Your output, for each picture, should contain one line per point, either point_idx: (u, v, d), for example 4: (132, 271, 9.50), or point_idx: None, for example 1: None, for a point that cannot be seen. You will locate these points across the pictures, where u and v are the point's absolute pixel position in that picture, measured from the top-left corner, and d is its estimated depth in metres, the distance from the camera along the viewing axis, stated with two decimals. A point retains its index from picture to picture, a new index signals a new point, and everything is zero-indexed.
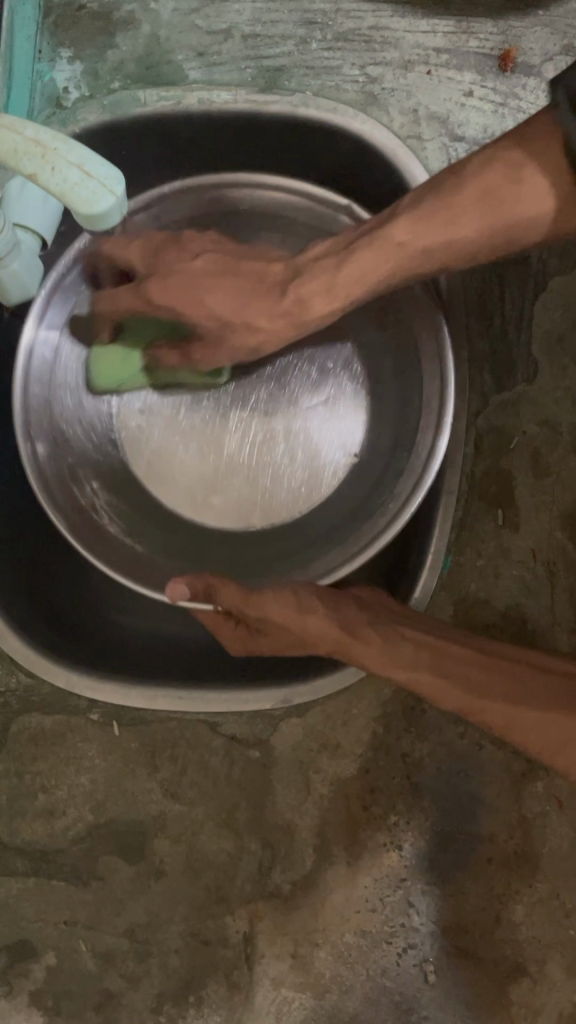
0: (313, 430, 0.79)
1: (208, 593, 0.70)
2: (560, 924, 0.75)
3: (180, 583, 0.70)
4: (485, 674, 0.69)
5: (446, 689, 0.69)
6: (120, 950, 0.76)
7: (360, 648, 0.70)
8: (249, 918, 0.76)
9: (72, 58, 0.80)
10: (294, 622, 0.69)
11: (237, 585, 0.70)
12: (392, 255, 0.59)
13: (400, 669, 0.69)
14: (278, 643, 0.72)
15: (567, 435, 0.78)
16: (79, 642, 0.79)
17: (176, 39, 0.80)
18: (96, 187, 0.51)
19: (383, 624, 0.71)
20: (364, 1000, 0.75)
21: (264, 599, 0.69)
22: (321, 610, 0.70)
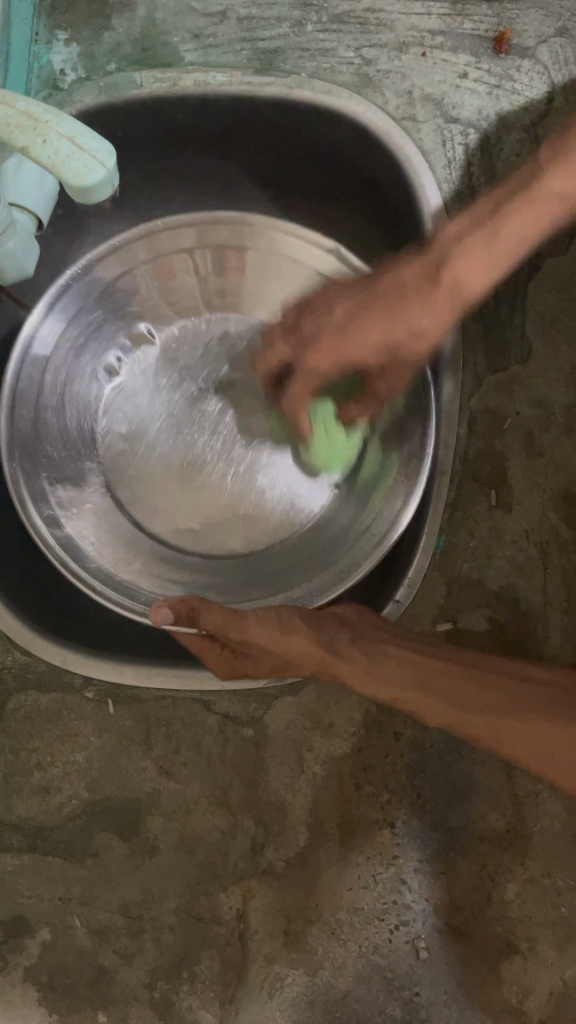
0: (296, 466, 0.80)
1: (191, 615, 0.70)
2: (552, 902, 0.76)
3: (164, 605, 0.70)
4: (465, 684, 0.70)
5: (431, 706, 0.69)
6: (114, 926, 0.77)
7: (344, 668, 0.70)
8: (242, 895, 0.77)
9: (68, 40, 0.81)
10: (276, 643, 0.68)
11: (222, 610, 0.69)
12: (451, 303, 0.60)
13: (383, 686, 0.70)
14: (262, 666, 0.71)
15: (560, 416, 0.78)
16: (72, 622, 0.80)
17: (172, 21, 0.81)
18: (86, 160, 0.52)
19: (367, 638, 0.71)
20: (356, 977, 0.76)
21: (246, 623, 0.68)
22: (304, 629, 0.69)
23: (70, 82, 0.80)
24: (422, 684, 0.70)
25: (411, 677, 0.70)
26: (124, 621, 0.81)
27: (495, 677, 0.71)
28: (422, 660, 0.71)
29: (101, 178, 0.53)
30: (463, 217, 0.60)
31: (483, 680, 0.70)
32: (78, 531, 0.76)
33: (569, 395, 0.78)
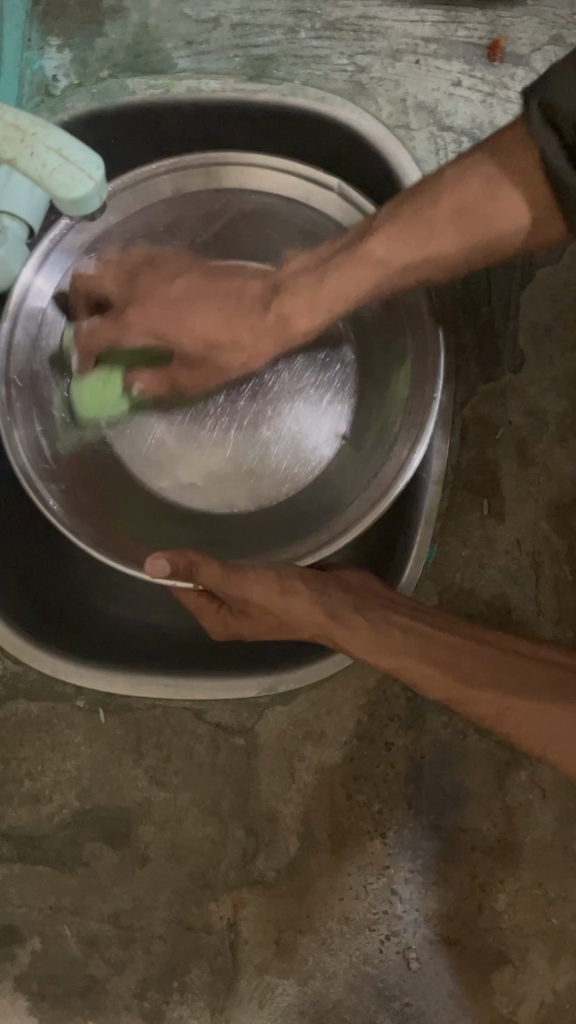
0: (300, 415, 0.80)
1: (188, 570, 0.70)
2: (543, 913, 0.75)
3: (160, 560, 0.69)
4: (471, 661, 0.68)
5: (432, 675, 0.68)
6: (105, 936, 0.77)
7: (346, 633, 0.70)
8: (233, 905, 0.77)
9: (60, 46, 0.81)
10: (275, 603, 0.69)
11: (220, 565, 0.70)
12: (375, 269, 0.61)
13: (387, 655, 0.69)
14: (260, 627, 0.72)
15: (552, 425, 0.78)
16: (67, 630, 0.80)
17: (164, 27, 0.80)
18: (74, 171, 0.52)
19: (367, 608, 0.70)
20: (347, 987, 0.75)
21: (246, 580, 0.69)
22: (305, 593, 0.69)
23: (62, 89, 0.80)
24: (427, 655, 0.68)
25: (414, 650, 0.69)
26: (116, 631, 0.82)
27: (503, 656, 0.68)
28: (429, 632, 0.70)
29: (89, 189, 0.52)
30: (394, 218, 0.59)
31: (489, 658, 0.68)
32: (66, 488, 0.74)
33: (561, 403, 0.78)
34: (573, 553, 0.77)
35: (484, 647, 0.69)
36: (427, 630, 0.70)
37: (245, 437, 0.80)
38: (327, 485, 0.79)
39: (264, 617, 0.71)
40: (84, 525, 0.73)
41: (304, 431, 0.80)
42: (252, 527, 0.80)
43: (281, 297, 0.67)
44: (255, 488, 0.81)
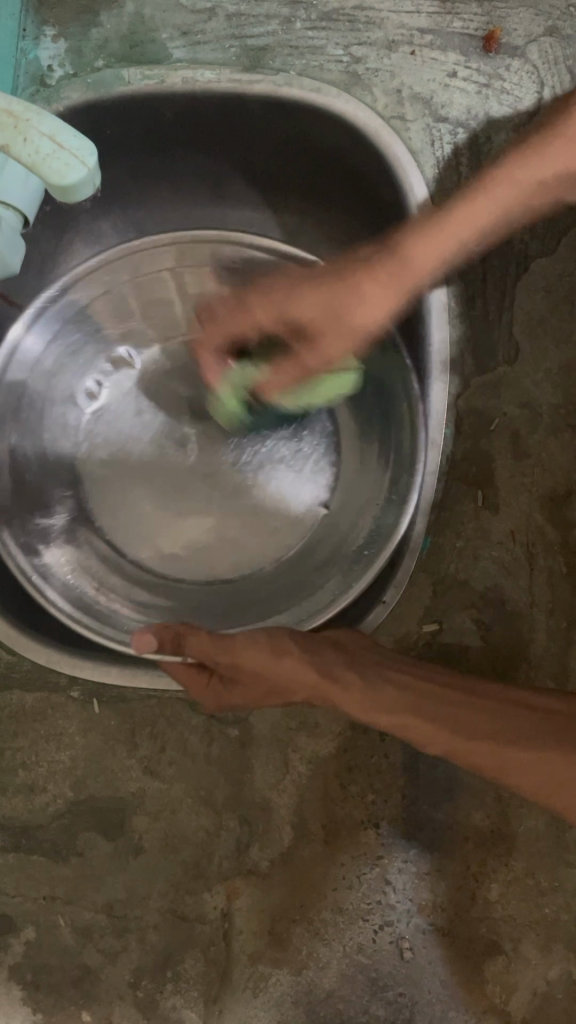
0: (282, 482, 0.84)
1: (177, 643, 0.71)
2: (535, 903, 0.76)
3: (147, 635, 0.71)
4: (467, 714, 0.67)
5: (433, 737, 0.67)
6: (99, 925, 0.77)
7: (341, 694, 0.69)
8: (227, 895, 0.77)
9: (56, 37, 0.80)
10: (266, 666, 0.69)
11: (206, 635, 0.71)
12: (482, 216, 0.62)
13: (384, 715, 0.68)
14: (253, 695, 0.72)
15: (547, 418, 0.78)
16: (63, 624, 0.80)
17: (160, 18, 0.80)
18: (67, 159, 0.52)
19: (362, 669, 0.69)
20: (339, 977, 0.76)
21: (234, 643, 0.70)
22: (295, 654, 0.69)
23: (57, 78, 0.80)
24: (425, 714, 0.67)
25: (413, 709, 0.67)
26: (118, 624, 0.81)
27: (499, 707, 0.67)
28: (425, 689, 0.69)
29: (84, 177, 0.53)
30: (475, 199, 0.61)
31: (487, 711, 0.67)
32: (56, 564, 0.76)
33: (555, 396, 0.78)
34: (567, 544, 0.77)
35: (480, 699, 0.68)
36: (423, 690, 0.69)
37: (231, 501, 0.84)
38: (314, 553, 0.81)
39: (256, 687, 0.71)
40: (76, 597, 0.75)
41: (288, 493, 0.84)
42: (241, 594, 0.82)
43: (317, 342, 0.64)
44: (239, 552, 0.83)
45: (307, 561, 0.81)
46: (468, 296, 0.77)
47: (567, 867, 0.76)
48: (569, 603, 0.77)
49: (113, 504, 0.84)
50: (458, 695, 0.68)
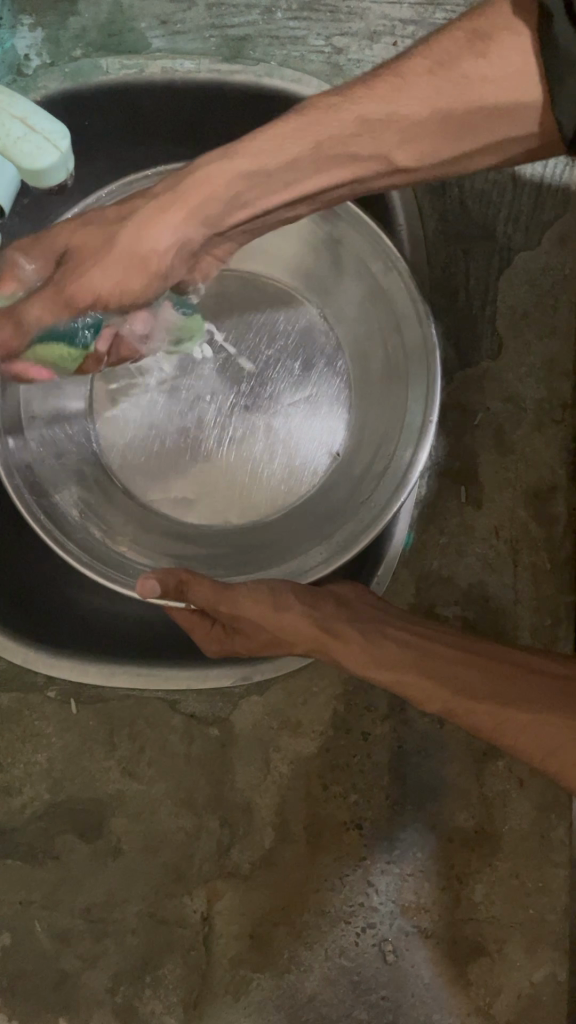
0: (293, 430, 0.77)
1: (179, 589, 0.68)
2: (520, 903, 0.75)
3: (151, 579, 0.67)
4: (463, 670, 0.64)
5: (427, 690, 0.64)
6: (76, 930, 0.75)
7: (340, 648, 0.67)
8: (207, 897, 0.76)
9: (33, 26, 0.79)
10: (269, 620, 0.67)
11: (211, 585, 0.68)
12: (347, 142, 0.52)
13: (382, 669, 0.66)
14: (255, 643, 0.71)
15: (531, 412, 0.77)
16: (43, 624, 0.78)
17: (139, 7, 0.79)
18: (39, 142, 0.58)
19: (366, 628, 0.67)
20: (323, 980, 0.74)
21: (237, 596, 0.68)
22: (296, 606, 0.68)
23: (34, 68, 0.79)
24: (422, 667, 0.65)
25: (410, 662, 0.65)
26: (97, 624, 0.80)
27: (495, 665, 0.64)
28: (423, 646, 0.66)
29: (57, 162, 0.59)
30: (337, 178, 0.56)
31: (480, 669, 0.64)
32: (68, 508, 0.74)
33: (540, 390, 0.77)
34: (551, 541, 0.76)
35: (476, 656, 0.65)
36: (424, 643, 0.66)
37: (238, 453, 0.77)
38: (324, 504, 0.76)
39: (259, 633, 0.69)
40: (87, 546, 0.72)
41: (298, 442, 0.77)
42: (253, 546, 0.77)
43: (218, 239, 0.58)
44: (247, 503, 0.77)
45: (317, 511, 0.76)
46: (451, 291, 0.77)
47: (552, 868, 0.75)
48: (553, 600, 0.76)
49: (127, 466, 0.78)
50: (457, 650, 0.66)
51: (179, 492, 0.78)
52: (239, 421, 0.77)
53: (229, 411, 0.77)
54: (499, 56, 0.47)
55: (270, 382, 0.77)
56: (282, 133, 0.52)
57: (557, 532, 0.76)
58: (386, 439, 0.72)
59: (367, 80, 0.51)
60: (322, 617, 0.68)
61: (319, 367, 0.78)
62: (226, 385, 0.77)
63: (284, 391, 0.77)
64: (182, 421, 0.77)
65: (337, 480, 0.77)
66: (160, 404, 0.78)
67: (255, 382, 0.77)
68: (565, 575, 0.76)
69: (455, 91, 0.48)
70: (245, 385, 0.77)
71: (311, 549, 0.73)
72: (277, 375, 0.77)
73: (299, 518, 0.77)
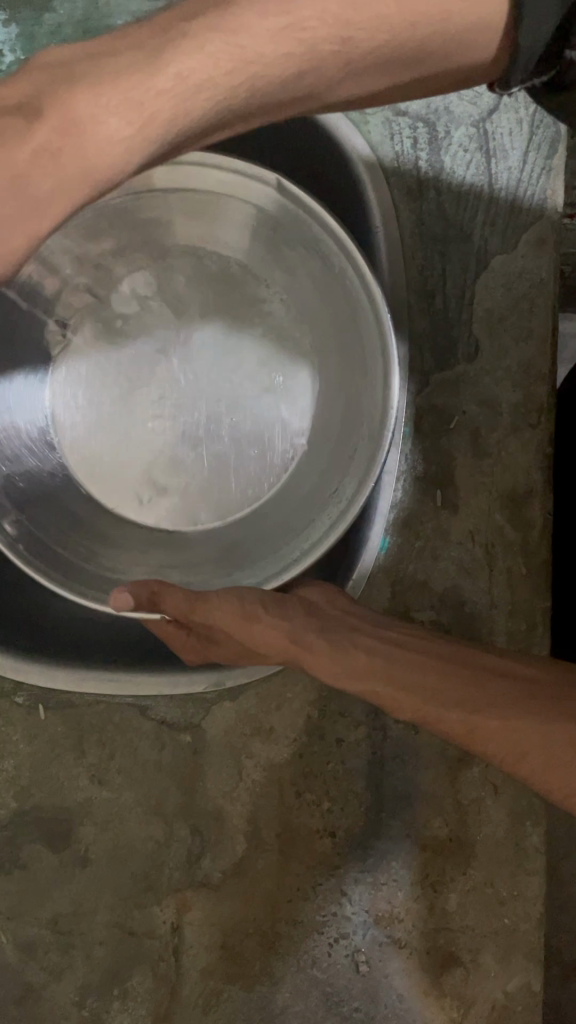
0: (258, 419, 0.77)
1: (152, 600, 0.66)
2: (494, 912, 0.74)
3: (123, 592, 0.65)
4: (434, 676, 0.63)
5: (399, 697, 0.63)
6: (42, 941, 0.74)
7: (311, 657, 0.66)
8: (177, 909, 0.74)
9: (7, 20, 0.78)
10: (239, 629, 0.66)
11: (184, 593, 0.67)
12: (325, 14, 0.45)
13: (353, 678, 0.65)
14: (227, 649, 0.71)
15: (507, 416, 0.76)
16: (8, 627, 0.79)
17: (115, 3, 0.78)
18: None
19: (335, 637, 0.66)
20: (294, 992, 0.73)
21: (210, 604, 0.67)
22: (266, 617, 0.66)
23: (8, 63, 0.78)
24: (392, 675, 0.64)
25: (380, 672, 0.64)
26: (74, 628, 0.81)
27: (465, 670, 0.63)
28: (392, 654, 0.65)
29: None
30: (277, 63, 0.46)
31: (451, 677, 0.63)
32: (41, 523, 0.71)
33: (517, 394, 0.76)
34: (527, 545, 0.76)
35: (446, 662, 0.64)
36: (394, 650, 0.65)
37: (203, 440, 0.77)
38: (290, 496, 0.77)
39: (231, 642, 0.69)
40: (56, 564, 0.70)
41: (263, 433, 0.77)
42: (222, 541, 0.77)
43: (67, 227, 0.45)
44: (216, 494, 0.78)
45: (284, 504, 0.77)
46: (427, 294, 0.77)
47: (526, 875, 0.74)
48: (528, 605, 0.76)
49: (87, 464, 0.77)
50: (427, 657, 0.65)
51: (143, 489, 0.77)
52: (201, 414, 0.77)
53: (191, 403, 0.77)
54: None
55: (228, 374, 0.77)
56: (208, 75, 0.43)
57: (533, 537, 0.76)
58: (349, 433, 0.71)
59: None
60: (292, 629, 0.67)
61: (279, 359, 0.77)
62: (184, 374, 0.77)
63: (243, 382, 0.77)
64: (140, 405, 0.77)
65: (304, 472, 0.77)
66: (111, 403, 0.76)
67: (214, 371, 0.77)
68: (541, 581, 0.76)
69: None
70: (204, 376, 0.77)
71: (281, 552, 0.72)
72: (233, 368, 0.77)
73: (266, 511, 0.77)
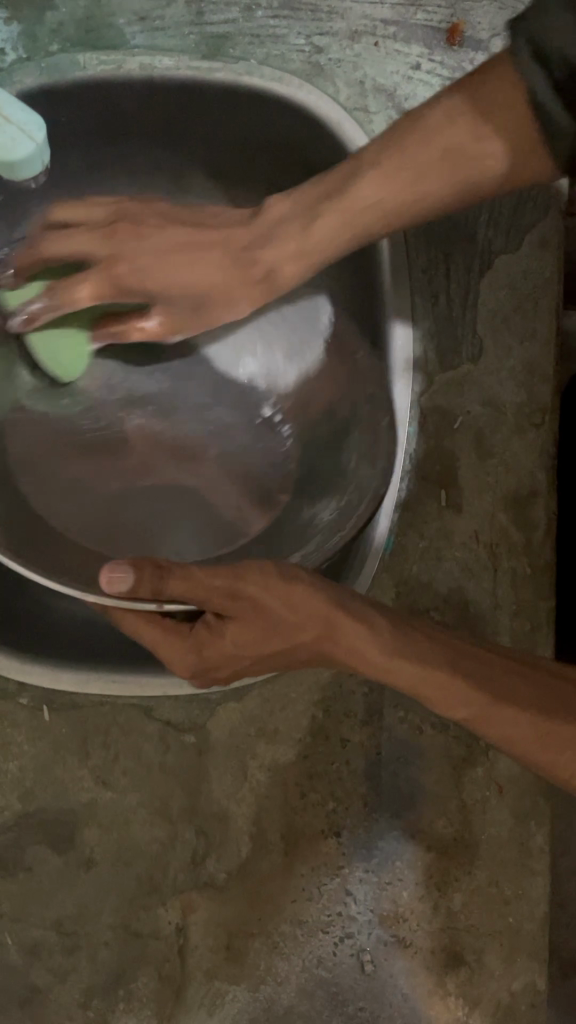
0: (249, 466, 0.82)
1: (155, 580, 0.59)
2: (499, 912, 0.74)
3: (117, 572, 0.58)
4: (504, 678, 0.61)
5: (467, 694, 0.60)
6: (47, 944, 0.73)
7: (364, 640, 0.62)
8: (182, 910, 0.74)
9: (8, 19, 0.78)
10: (273, 595, 0.61)
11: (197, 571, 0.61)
12: (368, 211, 0.66)
13: (411, 666, 0.61)
14: (241, 633, 0.64)
15: (511, 416, 0.76)
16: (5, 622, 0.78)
17: (117, 3, 0.78)
18: (14, 130, 0.58)
19: (390, 623, 0.63)
20: (299, 991, 0.73)
21: (231, 571, 0.62)
22: (306, 580, 0.63)
23: (10, 61, 0.78)
24: (457, 668, 0.61)
25: (429, 671, 0.61)
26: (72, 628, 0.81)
27: (519, 678, 0.61)
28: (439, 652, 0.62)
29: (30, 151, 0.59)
30: (373, 178, 0.65)
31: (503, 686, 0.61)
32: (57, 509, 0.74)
33: (521, 394, 0.76)
34: (531, 546, 0.76)
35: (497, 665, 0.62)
36: (453, 644, 0.63)
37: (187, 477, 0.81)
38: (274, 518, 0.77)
39: (260, 623, 0.63)
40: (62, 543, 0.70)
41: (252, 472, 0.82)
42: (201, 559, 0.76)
43: (261, 247, 0.70)
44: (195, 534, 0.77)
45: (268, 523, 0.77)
46: (431, 294, 0.77)
47: (531, 875, 0.74)
48: (533, 605, 0.75)
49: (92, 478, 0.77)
50: (491, 658, 0.63)
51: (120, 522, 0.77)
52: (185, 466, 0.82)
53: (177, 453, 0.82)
54: (485, 143, 0.60)
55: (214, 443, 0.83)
56: (279, 213, 0.70)
57: (537, 537, 0.76)
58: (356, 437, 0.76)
59: (406, 174, 0.64)
60: (337, 603, 0.63)
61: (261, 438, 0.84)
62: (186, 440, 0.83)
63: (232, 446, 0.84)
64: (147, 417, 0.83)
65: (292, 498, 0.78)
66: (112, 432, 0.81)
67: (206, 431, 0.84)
68: (545, 582, 0.76)
69: (454, 170, 0.63)
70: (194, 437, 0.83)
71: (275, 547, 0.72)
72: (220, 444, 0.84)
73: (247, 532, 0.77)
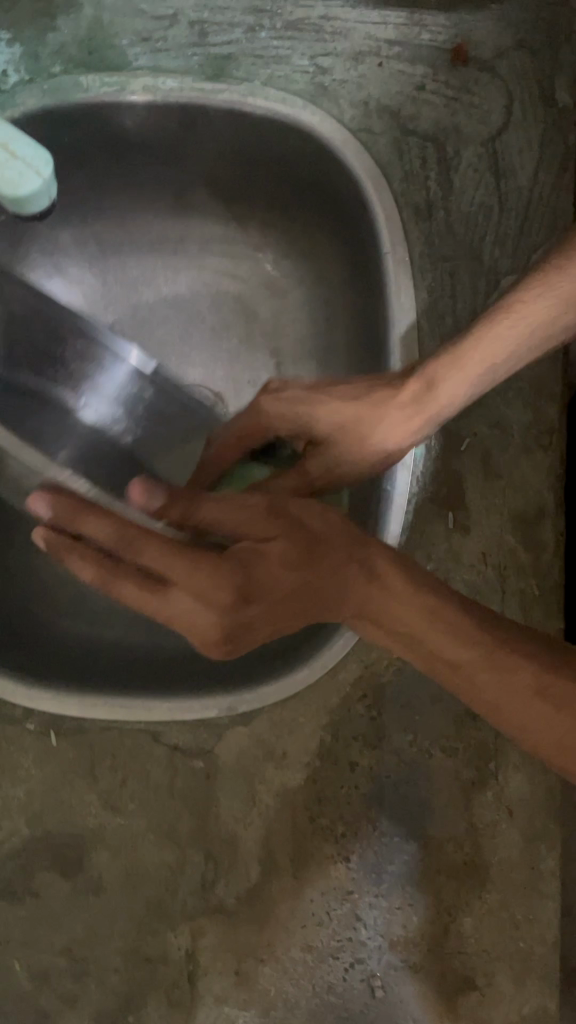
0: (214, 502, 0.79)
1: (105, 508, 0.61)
2: (510, 936, 0.74)
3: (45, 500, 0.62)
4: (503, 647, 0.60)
5: (455, 646, 0.60)
6: (57, 969, 0.73)
7: (357, 579, 0.62)
8: (192, 935, 0.74)
9: (10, 40, 0.77)
10: (263, 525, 0.61)
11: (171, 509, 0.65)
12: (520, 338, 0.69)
13: (402, 608, 0.61)
14: (207, 573, 0.58)
15: (518, 437, 0.76)
16: (9, 649, 0.80)
17: (119, 23, 0.77)
18: (21, 168, 0.60)
19: (387, 567, 0.63)
20: (309, 1016, 0.73)
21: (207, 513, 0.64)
22: (293, 515, 0.62)
23: (12, 83, 0.76)
24: (448, 620, 0.61)
25: (428, 621, 0.61)
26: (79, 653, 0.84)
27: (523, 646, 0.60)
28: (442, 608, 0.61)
29: (37, 186, 0.61)
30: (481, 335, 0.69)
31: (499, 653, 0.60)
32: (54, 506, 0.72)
33: (528, 415, 0.76)
34: (539, 567, 0.75)
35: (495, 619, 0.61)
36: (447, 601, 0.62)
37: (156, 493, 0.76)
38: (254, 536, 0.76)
39: (237, 558, 0.58)
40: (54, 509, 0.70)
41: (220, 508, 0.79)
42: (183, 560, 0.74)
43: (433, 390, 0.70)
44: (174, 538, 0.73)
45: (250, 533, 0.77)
46: None
47: (541, 898, 0.74)
48: (542, 627, 0.75)
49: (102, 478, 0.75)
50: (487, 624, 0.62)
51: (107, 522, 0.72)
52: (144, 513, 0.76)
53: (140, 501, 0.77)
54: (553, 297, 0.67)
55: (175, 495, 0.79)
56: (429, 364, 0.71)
57: (545, 559, 0.75)
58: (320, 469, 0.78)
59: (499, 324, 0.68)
60: (351, 530, 0.63)
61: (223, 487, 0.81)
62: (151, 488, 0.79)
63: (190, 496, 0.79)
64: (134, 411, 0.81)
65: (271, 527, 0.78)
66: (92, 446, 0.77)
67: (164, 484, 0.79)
68: (553, 602, 0.75)
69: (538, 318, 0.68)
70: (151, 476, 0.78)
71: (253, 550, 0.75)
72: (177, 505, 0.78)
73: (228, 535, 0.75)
